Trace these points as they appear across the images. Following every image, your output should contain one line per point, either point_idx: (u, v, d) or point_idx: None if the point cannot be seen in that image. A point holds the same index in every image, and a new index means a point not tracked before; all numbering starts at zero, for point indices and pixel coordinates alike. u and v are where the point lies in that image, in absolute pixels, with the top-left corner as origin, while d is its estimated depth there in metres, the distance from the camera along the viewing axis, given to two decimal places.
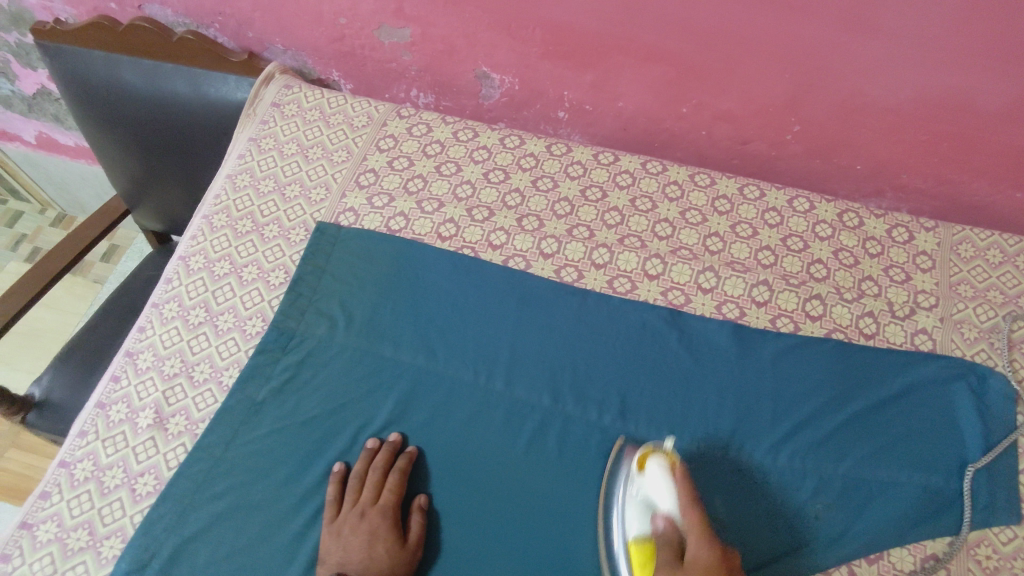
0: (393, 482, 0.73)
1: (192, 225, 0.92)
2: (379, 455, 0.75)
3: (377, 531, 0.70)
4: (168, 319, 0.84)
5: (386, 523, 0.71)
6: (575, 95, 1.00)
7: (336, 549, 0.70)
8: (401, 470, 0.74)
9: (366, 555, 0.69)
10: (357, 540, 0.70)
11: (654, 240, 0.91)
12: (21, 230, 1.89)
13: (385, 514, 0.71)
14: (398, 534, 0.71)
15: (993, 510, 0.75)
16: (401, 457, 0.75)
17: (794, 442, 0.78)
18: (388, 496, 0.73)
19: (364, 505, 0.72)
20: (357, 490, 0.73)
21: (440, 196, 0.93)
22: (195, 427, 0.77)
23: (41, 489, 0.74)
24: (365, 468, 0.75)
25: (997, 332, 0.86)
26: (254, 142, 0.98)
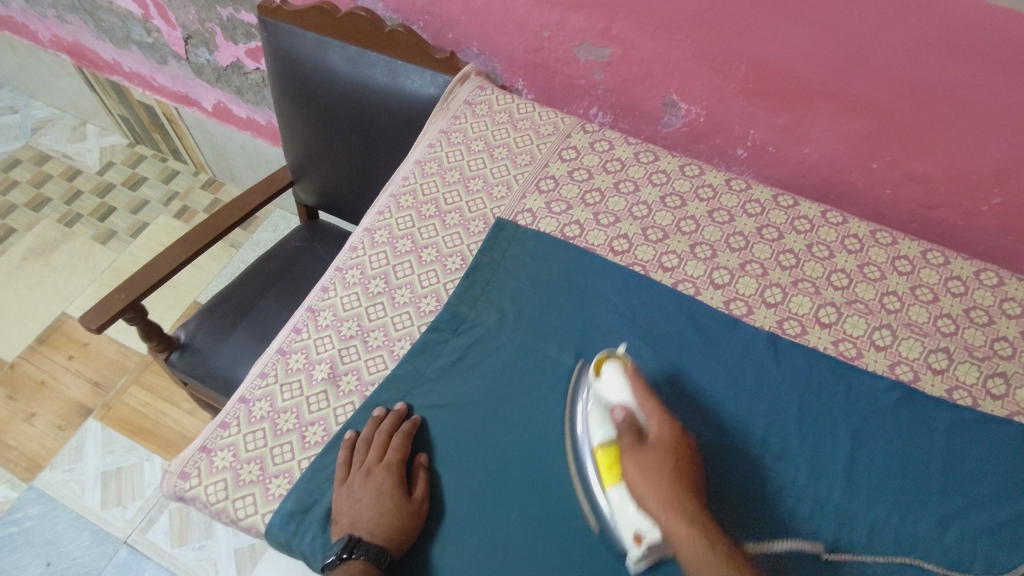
0: (398, 444, 0.74)
1: (379, 202, 0.97)
2: (385, 421, 0.76)
3: (383, 487, 0.70)
4: (350, 284, 0.88)
5: (390, 481, 0.71)
6: (760, 134, 1.00)
7: (348, 507, 0.70)
8: (405, 434, 0.75)
9: (375, 511, 0.69)
10: (366, 497, 0.70)
11: (830, 288, 0.89)
12: (174, 187, 2.04)
13: (394, 470, 0.72)
14: (405, 489, 0.72)
15: None
16: (406, 422, 0.76)
17: (964, 518, 0.72)
18: (392, 455, 0.73)
19: (369, 465, 0.72)
20: (364, 451, 0.74)
21: (616, 211, 0.95)
22: (365, 388, 0.80)
23: (222, 419, 0.78)
24: (372, 432, 0.75)
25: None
26: (444, 134, 1.03)
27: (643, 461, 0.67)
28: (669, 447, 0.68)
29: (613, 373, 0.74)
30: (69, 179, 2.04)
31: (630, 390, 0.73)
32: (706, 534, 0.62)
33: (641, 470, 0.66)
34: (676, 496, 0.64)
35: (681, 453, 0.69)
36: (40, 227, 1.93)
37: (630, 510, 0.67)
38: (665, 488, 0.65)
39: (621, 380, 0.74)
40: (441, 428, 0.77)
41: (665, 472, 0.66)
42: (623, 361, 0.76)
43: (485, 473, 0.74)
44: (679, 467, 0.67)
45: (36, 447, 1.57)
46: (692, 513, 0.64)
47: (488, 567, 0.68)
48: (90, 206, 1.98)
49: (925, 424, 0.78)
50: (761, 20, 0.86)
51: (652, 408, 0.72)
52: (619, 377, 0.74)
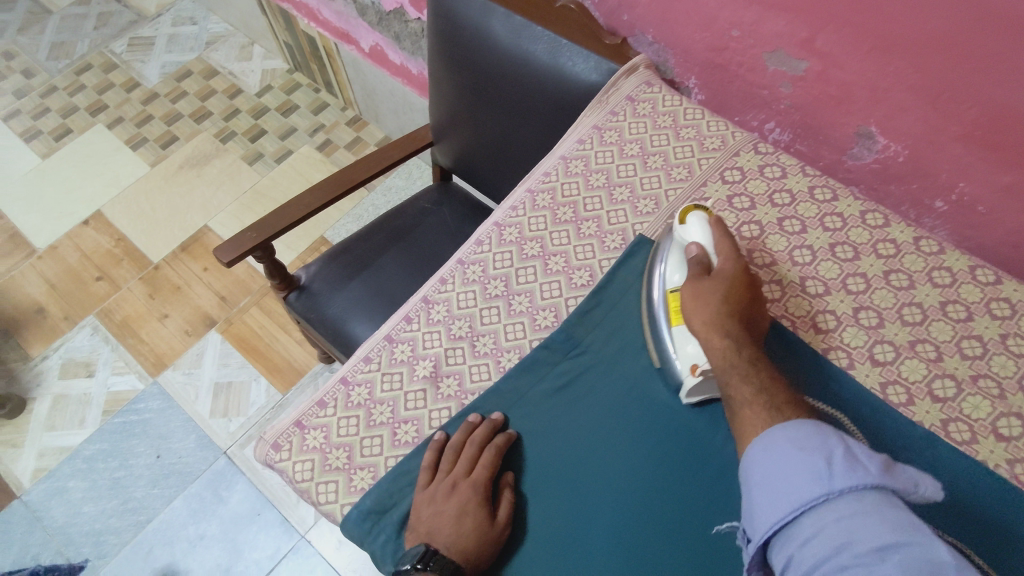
0: (489, 459, 0.69)
1: (514, 194, 0.90)
2: (478, 430, 0.72)
3: (466, 506, 0.67)
4: (469, 280, 0.83)
5: (474, 498, 0.68)
6: (972, 190, 0.83)
7: (427, 517, 0.68)
8: (498, 448, 0.71)
9: (454, 529, 0.66)
10: (449, 511, 0.67)
11: (1019, 394, 0.74)
12: (322, 120, 2.08)
13: (481, 486, 0.68)
14: (488, 509, 0.68)
15: None
16: (497, 436, 0.72)
17: None
18: (482, 471, 0.69)
19: (456, 478, 0.69)
20: (452, 460, 0.70)
21: (774, 252, 0.83)
22: (465, 396, 0.76)
23: (320, 396, 0.77)
24: (463, 440, 0.71)
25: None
26: (598, 131, 0.94)
27: (705, 288, 0.72)
28: (731, 281, 0.72)
29: (699, 220, 0.77)
30: (231, 97, 2.13)
31: (710, 236, 0.76)
32: (745, 349, 0.67)
33: (698, 293, 0.71)
34: (723, 320, 0.69)
35: (743, 290, 0.72)
36: (199, 139, 2.05)
37: (691, 346, 0.71)
38: (719, 312, 0.70)
39: (703, 228, 0.77)
40: (534, 459, 0.72)
41: (720, 296, 0.71)
42: (708, 214, 0.79)
43: (570, 515, 0.69)
44: (742, 296, 0.72)
45: (165, 346, 1.72)
46: (738, 339, 0.68)
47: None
48: (244, 126, 2.07)
49: None
50: (1012, 60, 0.69)
51: (726, 247, 0.75)
52: (702, 222, 0.77)
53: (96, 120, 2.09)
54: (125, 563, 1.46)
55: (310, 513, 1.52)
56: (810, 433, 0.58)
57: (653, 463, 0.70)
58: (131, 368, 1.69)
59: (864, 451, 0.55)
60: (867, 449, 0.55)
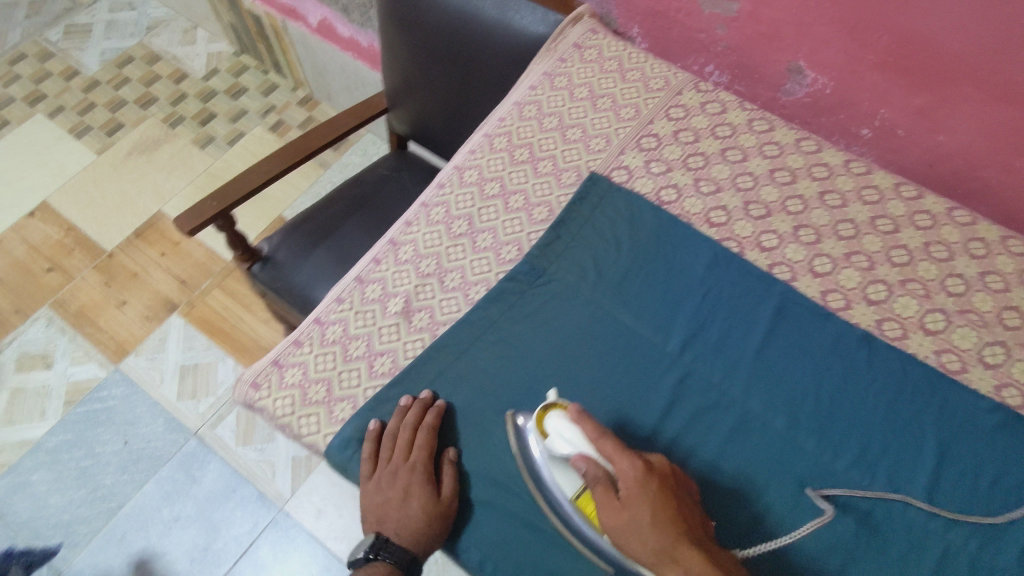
0: (423, 440, 0.70)
1: (472, 140, 0.94)
2: (410, 413, 0.72)
3: (410, 489, 0.68)
4: (434, 221, 0.87)
5: (414, 483, 0.69)
6: (892, 115, 0.91)
7: (376, 504, 0.70)
8: (430, 427, 0.71)
9: (402, 511, 0.68)
10: (394, 496, 0.69)
11: (942, 294, 0.81)
12: (272, 101, 2.07)
13: (421, 467, 0.69)
14: (434, 484, 0.69)
15: None
16: (428, 414, 0.72)
17: None
18: (418, 453, 0.70)
19: (397, 465, 0.70)
20: (390, 447, 0.71)
21: (719, 180, 0.89)
22: (437, 327, 0.80)
23: (296, 336, 0.80)
24: (398, 426, 0.72)
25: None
26: (548, 76, 0.98)
27: (620, 522, 0.60)
28: (644, 492, 0.60)
29: (560, 425, 0.65)
30: (176, 82, 2.10)
31: (582, 436, 0.64)
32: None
33: (625, 530, 0.59)
34: (670, 544, 0.58)
35: (658, 492, 0.60)
36: (145, 125, 2.01)
37: (639, 564, 0.61)
38: (661, 538, 0.58)
39: (568, 429, 0.65)
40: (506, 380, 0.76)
41: (648, 521, 0.59)
42: (564, 408, 0.68)
43: None
44: (665, 505, 0.60)
45: (125, 333, 1.70)
46: (696, 564, 0.56)
47: (503, 553, 0.67)
48: (192, 110, 2.04)
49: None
50: None
51: (605, 447, 0.63)
52: (563, 423, 0.65)
53: (35, 110, 2.04)
54: (99, 549, 1.45)
55: (286, 485, 1.53)
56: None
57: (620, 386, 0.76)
58: (91, 357, 1.66)
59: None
60: None
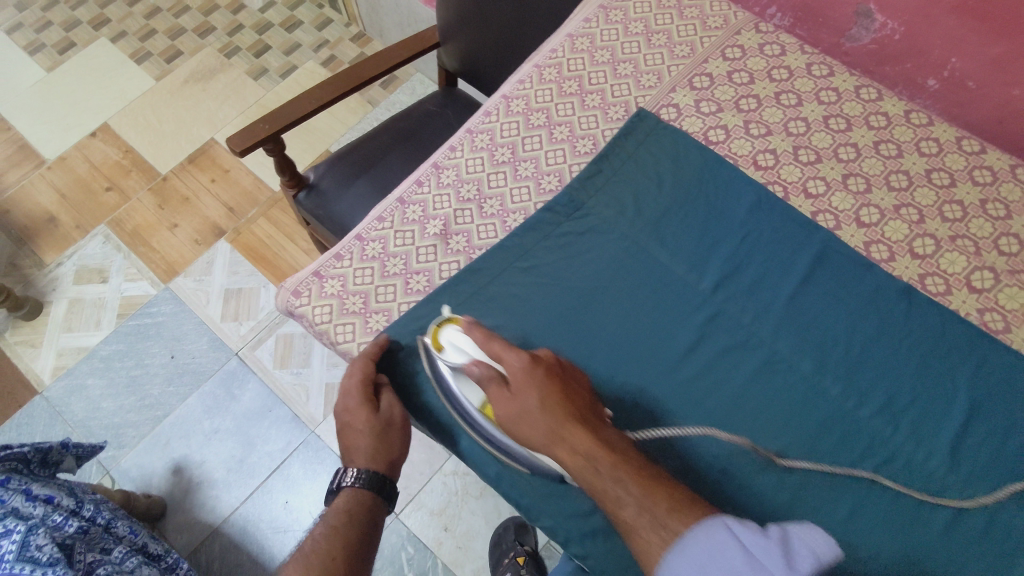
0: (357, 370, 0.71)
1: (521, 70, 0.93)
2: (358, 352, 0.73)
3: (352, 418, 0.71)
4: (477, 148, 0.87)
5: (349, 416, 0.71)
6: (964, 65, 0.86)
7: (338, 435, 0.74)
8: (367, 357, 0.72)
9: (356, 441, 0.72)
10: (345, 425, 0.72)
11: (994, 252, 0.79)
12: (326, 36, 2.08)
13: (353, 392, 0.70)
14: (373, 406, 0.71)
15: None
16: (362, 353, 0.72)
17: None
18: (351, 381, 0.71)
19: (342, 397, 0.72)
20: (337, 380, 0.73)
21: (770, 123, 0.87)
22: (473, 251, 0.81)
23: (337, 250, 0.82)
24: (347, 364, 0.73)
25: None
26: (603, 10, 0.96)
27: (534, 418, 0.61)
28: (533, 380, 0.62)
29: (454, 338, 0.69)
30: (234, 12, 2.12)
31: (474, 345, 0.68)
32: (643, 495, 0.56)
33: (513, 421, 0.61)
34: (557, 425, 0.59)
35: (548, 381, 0.62)
36: (202, 53, 2.05)
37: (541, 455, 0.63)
38: (545, 420, 0.60)
39: (465, 343, 0.69)
40: (540, 307, 0.77)
41: (536, 409, 0.60)
42: (459, 323, 0.71)
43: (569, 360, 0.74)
44: (550, 390, 0.61)
45: (176, 254, 1.76)
46: (580, 442, 0.58)
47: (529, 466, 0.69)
48: (248, 42, 2.07)
49: None
50: None
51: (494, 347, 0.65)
52: (458, 338, 0.69)
53: (99, 34, 2.09)
54: (143, 454, 1.53)
55: (320, 410, 1.59)
56: (707, 542, 0.52)
57: (649, 323, 0.77)
58: (143, 275, 1.74)
59: (764, 547, 0.51)
60: (762, 539, 0.51)
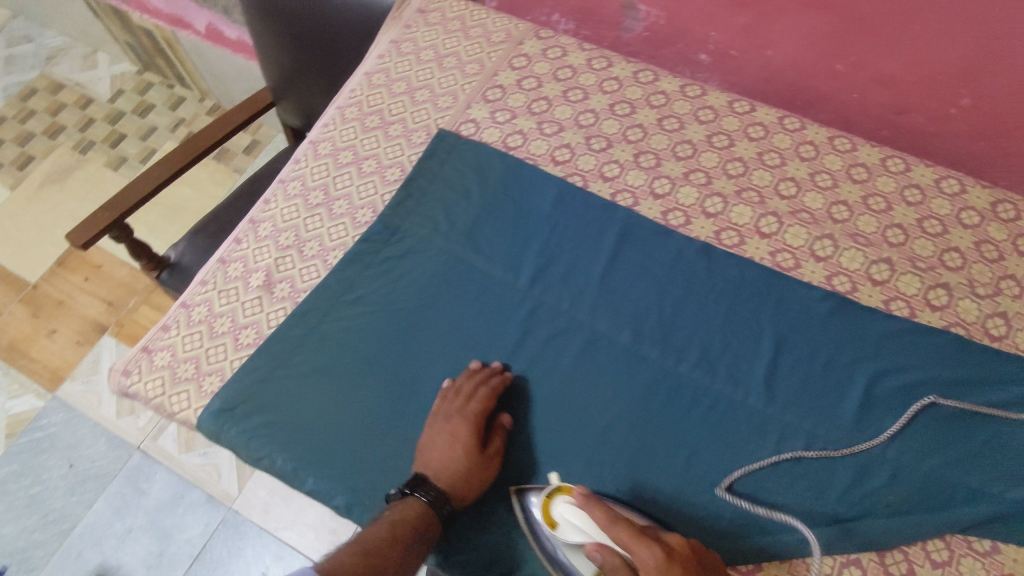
0: (483, 396, 0.72)
1: (325, 115, 0.97)
2: (475, 377, 0.74)
3: (458, 436, 0.69)
4: (291, 196, 0.90)
5: (471, 430, 0.70)
6: (722, 37, 0.94)
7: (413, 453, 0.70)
8: (493, 389, 0.73)
9: (445, 455, 0.69)
10: (439, 440, 0.70)
11: (776, 198, 0.86)
12: (181, 114, 2.07)
13: (472, 421, 0.70)
14: (481, 442, 0.70)
15: None
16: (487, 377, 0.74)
17: (865, 429, 0.73)
18: (476, 405, 0.71)
19: (452, 411, 0.71)
20: (450, 399, 0.73)
21: (561, 120, 0.92)
22: (298, 295, 0.83)
23: (163, 322, 0.82)
24: (453, 385, 0.74)
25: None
26: (395, 44, 1.00)
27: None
28: None
29: (569, 515, 0.64)
30: (82, 108, 2.10)
31: (593, 525, 0.63)
32: None
33: None
34: None
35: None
36: (56, 154, 2.01)
37: None
38: None
39: (582, 522, 0.64)
40: (370, 335, 0.79)
41: None
42: (569, 492, 0.66)
43: (404, 381, 0.77)
44: None
45: (58, 361, 1.70)
46: None
47: (372, 493, 0.71)
48: (101, 134, 2.04)
49: (857, 335, 0.78)
50: None
51: (617, 535, 0.60)
52: (574, 513, 0.64)
53: None
54: (54, 572, 1.46)
55: (233, 485, 1.55)
56: None
57: (476, 329, 0.80)
58: (27, 389, 1.67)
59: None
60: None
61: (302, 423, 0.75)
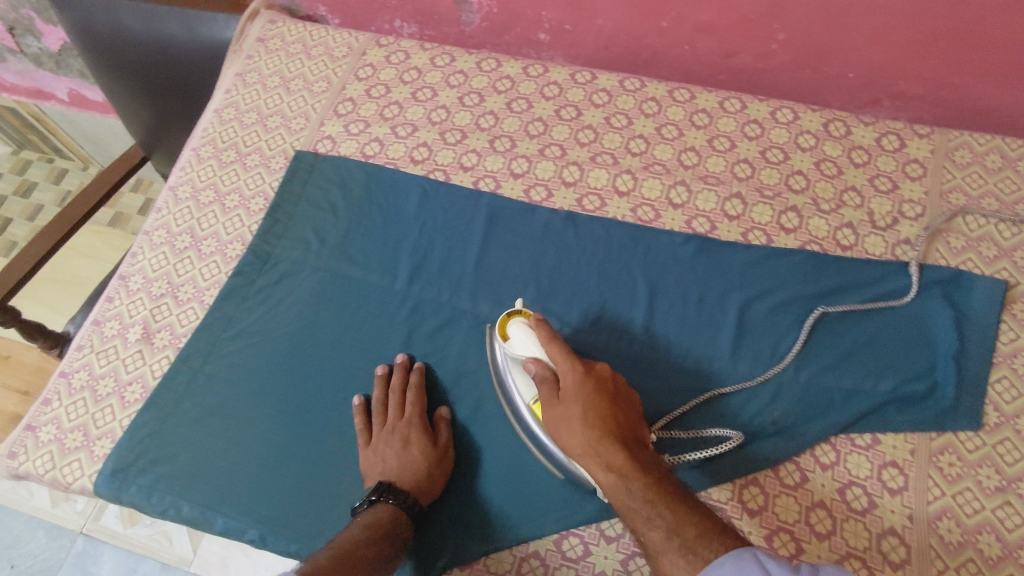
0: (414, 398, 0.75)
1: (181, 158, 0.96)
2: (394, 376, 0.77)
3: (410, 439, 0.72)
4: (157, 244, 0.89)
5: (416, 434, 0.73)
6: (552, 15, 0.98)
7: (375, 468, 0.72)
8: (417, 385, 0.76)
9: (400, 460, 0.71)
10: (391, 452, 0.72)
11: (628, 156, 0.89)
12: (66, 187, 2.02)
13: (415, 423, 0.73)
14: (429, 436, 0.73)
15: (955, 414, 0.70)
16: (412, 374, 0.77)
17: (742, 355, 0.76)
18: (411, 408, 0.74)
19: (393, 422, 0.74)
20: (381, 412, 0.75)
21: (414, 121, 0.94)
22: (179, 340, 0.82)
23: (44, 396, 0.80)
24: (383, 393, 0.76)
25: (1019, 249, 0.79)
26: (240, 76, 1.01)
27: (559, 415, 0.63)
28: (580, 394, 0.63)
29: (518, 335, 0.70)
30: None
31: (537, 342, 0.69)
32: (626, 467, 0.58)
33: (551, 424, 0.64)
34: (589, 437, 0.61)
35: (596, 398, 0.63)
36: None
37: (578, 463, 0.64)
38: (583, 431, 0.61)
39: (525, 337, 0.69)
40: (256, 367, 0.79)
41: (573, 417, 0.62)
42: (527, 316, 0.72)
43: (298, 404, 0.77)
44: (594, 402, 0.62)
45: None
46: (612, 458, 0.59)
47: (283, 519, 0.71)
48: None
49: (721, 269, 0.81)
50: None
51: (555, 353, 0.67)
52: (525, 334, 0.70)
53: None
54: None
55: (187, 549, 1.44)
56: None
57: (361, 339, 0.81)
58: None
59: None
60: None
61: (201, 467, 0.74)
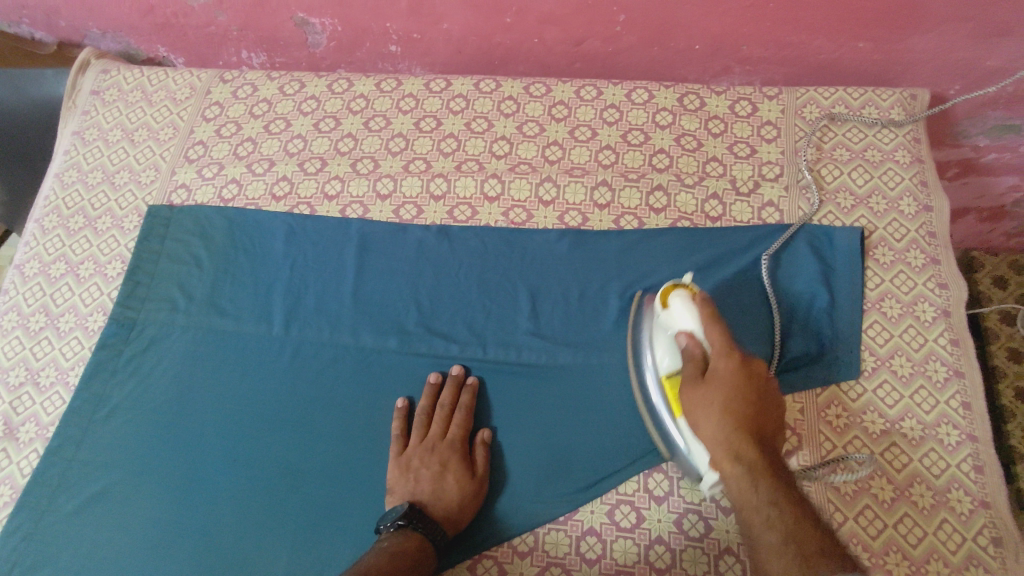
0: (461, 419, 0.72)
1: (26, 232, 0.90)
2: (444, 391, 0.73)
3: (447, 462, 0.69)
4: (9, 330, 0.83)
5: (455, 456, 0.69)
6: (397, 25, 0.95)
7: (403, 485, 0.69)
8: (467, 407, 0.72)
9: (434, 486, 0.68)
10: (427, 471, 0.69)
11: (493, 160, 0.88)
12: None
13: (455, 446, 0.70)
14: (468, 461, 0.70)
15: (835, 366, 0.72)
16: (463, 392, 0.73)
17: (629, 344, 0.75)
18: (456, 430, 0.71)
19: (433, 440, 0.71)
20: (423, 426, 0.72)
21: (270, 155, 0.90)
22: (46, 431, 0.77)
23: None
24: (431, 404, 0.73)
25: (873, 195, 0.81)
26: (77, 135, 0.95)
27: (699, 398, 0.59)
28: (731, 378, 0.58)
29: (680, 304, 0.64)
30: None
31: (699, 318, 0.63)
32: (759, 464, 0.54)
33: (688, 404, 0.60)
34: (728, 434, 0.56)
35: (748, 390, 0.57)
36: None
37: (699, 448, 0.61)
38: (722, 423, 0.57)
39: (685, 309, 0.64)
40: (134, 443, 0.75)
41: (716, 407, 0.57)
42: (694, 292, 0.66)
43: (184, 474, 0.73)
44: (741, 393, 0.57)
45: None
46: (751, 459, 0.55)
47: None
48: None
49: (598, 260, 0.81)
50: None
51: (716, 335, 0.61)
52: (687, 307, 0.64)
53: None
54: None
55: None
56: None
57: (244, 392, 0.77)
58: None
59: None
60: None
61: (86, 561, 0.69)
